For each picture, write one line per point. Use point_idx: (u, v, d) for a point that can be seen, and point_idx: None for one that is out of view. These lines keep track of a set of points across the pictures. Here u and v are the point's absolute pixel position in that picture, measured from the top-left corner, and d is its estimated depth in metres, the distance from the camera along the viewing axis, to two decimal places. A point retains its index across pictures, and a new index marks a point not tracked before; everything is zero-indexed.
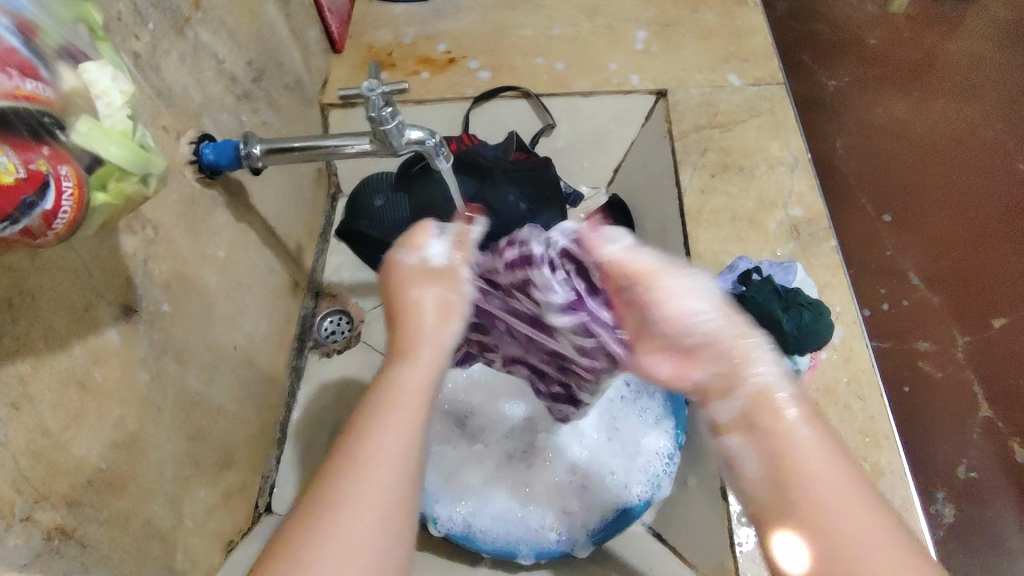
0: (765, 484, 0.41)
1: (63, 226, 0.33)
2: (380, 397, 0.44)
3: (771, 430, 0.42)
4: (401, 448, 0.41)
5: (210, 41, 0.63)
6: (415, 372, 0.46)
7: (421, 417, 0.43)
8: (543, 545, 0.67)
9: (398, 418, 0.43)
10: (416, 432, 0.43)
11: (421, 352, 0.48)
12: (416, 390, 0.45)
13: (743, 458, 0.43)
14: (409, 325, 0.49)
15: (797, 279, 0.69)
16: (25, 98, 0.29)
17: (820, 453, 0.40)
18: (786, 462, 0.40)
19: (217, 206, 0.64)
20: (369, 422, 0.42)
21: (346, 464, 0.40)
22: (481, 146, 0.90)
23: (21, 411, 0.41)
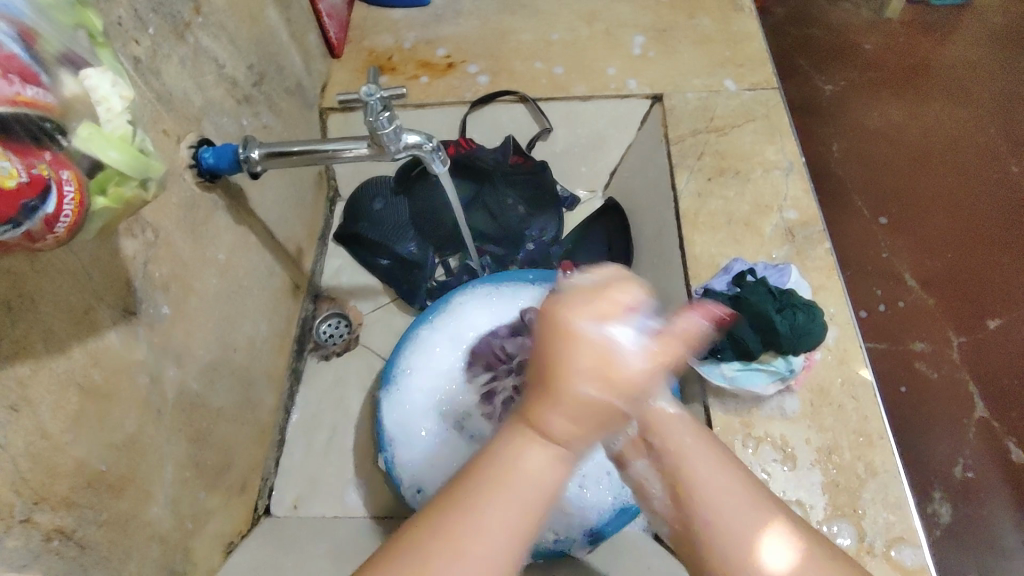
0: (671, 508, 0.48)
1: (64, 230, 0.33)
2: (498, 459, 0.42)
3: (664, 452, 0.48)
4: (504, 534, 0.40)
5: (210, 46, 0.64)
6: (543, 454, 0.41)
7: (526, 499, 0.41)
8: (540, 545, 0.67)
9: (503, 498, 0.41)
10: (514, 514, 0.41)
11: (558, 429, 0.41)
12: (524, 474, 0.41)
13: (650, 482, 0.50)
14: (558, 364, 0.40)
15: (791, 281, 0.70)
16: (25, 104, 0.30)
17: (709, 465, 0.47)
18: (680, 472, 0.47)
19: (217, 209, 0.65)
20: (476, 485, 0.41)
21: (449, 528, 0.40)
22: (480, 149, 0.89)
23: (21, 414, 0.41)
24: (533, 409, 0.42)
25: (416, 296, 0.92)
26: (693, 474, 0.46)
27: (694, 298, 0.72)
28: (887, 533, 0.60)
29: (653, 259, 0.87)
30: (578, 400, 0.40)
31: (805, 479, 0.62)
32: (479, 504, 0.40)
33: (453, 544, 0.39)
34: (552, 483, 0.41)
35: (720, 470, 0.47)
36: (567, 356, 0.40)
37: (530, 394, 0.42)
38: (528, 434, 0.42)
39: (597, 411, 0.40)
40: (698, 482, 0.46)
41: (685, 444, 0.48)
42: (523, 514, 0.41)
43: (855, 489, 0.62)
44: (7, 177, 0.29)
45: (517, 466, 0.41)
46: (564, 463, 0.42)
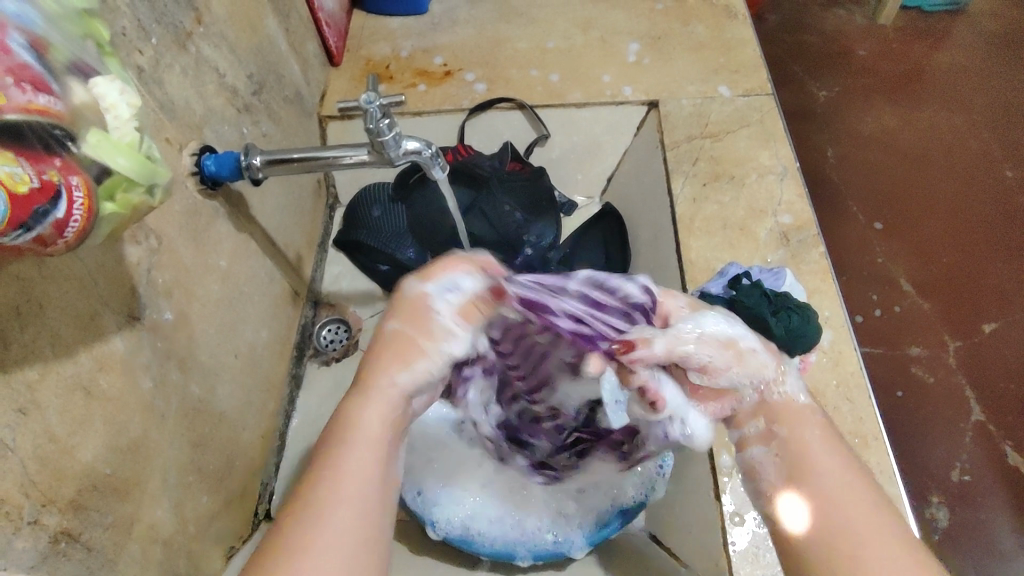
0: (782, 484, 0.50)
1: (74, 235, 0.34)
2: (337, 422, 0.46)
3: (788, 440, 0.51)
4: (365, 476, 0.43)
5: (211, 55, 0.65)
6: (375, 404, 0.47)
7: (371, 449, 0.44)
8: (540, 547, 0.68)
9: (347, 452, 0.44)
10: (367, 460, 0.44)
11: (375, 382, 0.48)
12: (371, 419, 0.46)
13: (761, 466, 0.52)
14: (387, 359, 0.49)
15: (786, 284, 0.71)
16: (38, 112, 0.31)
17: (830, 455, 0.50)
18: (800, 457, 0.50)
19: (218, 216, 0.66)
20: (329, 445, 0.44)
21: (309, 484, 0.42)
22: (477, 157, 0.91)
23: (29, 417, 0.42)
24: (359, 379, 0.49)
25: None
26: (811, 457, 0.49)
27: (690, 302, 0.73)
28: None
29: (650, 264, 0.88)
30: (404, 360, 0.49)
31: None
32: (338, 463, 0.43)
33: (317, 500, 0.41)
34: (385, 422, 0.46)
35: (841, 460, 0.49)
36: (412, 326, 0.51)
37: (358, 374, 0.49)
38: (359, 394, 0.47)
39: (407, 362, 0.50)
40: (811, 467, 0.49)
41: (809, 439, 0.51)
42: (372, 463, 0.44)
43: None
44: (20, 182, 0.30)
45: (358, 415, 0.46)
46: (390, 404, 0.47)
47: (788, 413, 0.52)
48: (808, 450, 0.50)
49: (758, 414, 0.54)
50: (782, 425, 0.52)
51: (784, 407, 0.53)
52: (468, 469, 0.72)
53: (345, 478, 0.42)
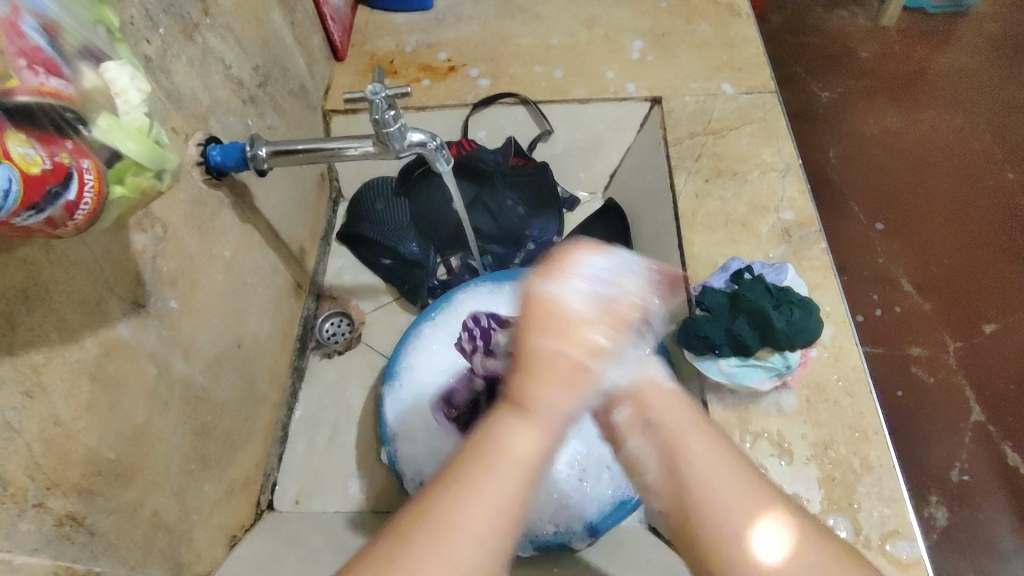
0: (665, 479, 0.44)
1: (84, 217, 0.34)
2: (483, 437, 0.41)
3: (664, 430, 0.45)
4: (497, 501, 0.39)
5: (218, 47, 0.65)
6: (531, 424, 0.41)
7: (514, 482, 0.39)
8: (540, 537, 0.69)
9: (491, 479, 0.39)
10: (511, 492, 0.39)
11: (541, 407, 0.42)
12: (521, 443, 0.40)
13: (643, 454, 0.46)
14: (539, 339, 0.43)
15: (788, 279, 0.71)
16: (50, 95, 0.31)
17: (706, 441, 0.44)
18: (675, 451, 0.44)
19: (223, 206, 0.66)
20: (472, 461, 0.40)
21: (449, 497, 0.38)
22: (481, 151, 0.90)
23: (35, 400, 0.42)
24: (517, 389, 0.42)
25: (417, 295, 0.93)
26: (690, 443, 0.44)
27: (693, 296, 0.73)
28: (882, 527, 0.61)
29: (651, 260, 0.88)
30: (553, 358, 0.42)
31: (802, 475, 0.63)
32: (478, 479, 0.39)
33: (443, 531, 0.37)
34: (540, 455, 0.41)
35: (717, 450, 0.44)
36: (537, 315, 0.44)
37: (513, 380, 0.43)
38: (519, 414, 0.42)
39: (570, 380, 0.42)
40: (698, 454, 0.44)
41: (686, 433, 0.45)
42: (517, 494, 0.39)
43: (851, 483, 0.63)
44: (33, 163, 0.30)
45: (504, 432, 0.41)
46: (550, 438, 0.41)
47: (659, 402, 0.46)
48: (689, 452, 0.44)
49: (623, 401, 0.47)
50: (656, 410, 0.46)
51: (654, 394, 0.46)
52: None
53: (478, 509, 0.38)
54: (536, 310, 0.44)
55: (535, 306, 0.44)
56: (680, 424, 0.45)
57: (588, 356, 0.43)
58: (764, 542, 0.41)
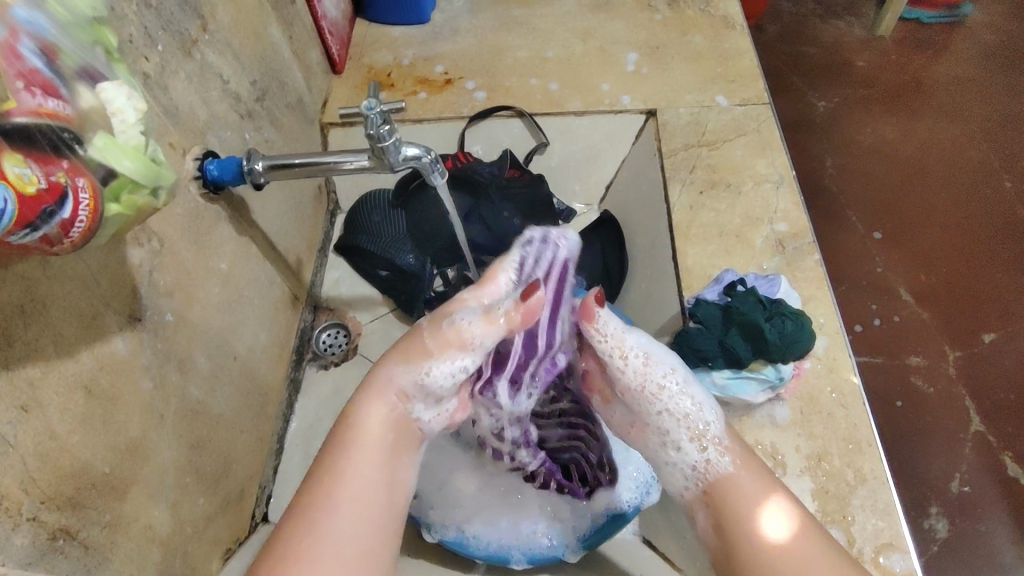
0: (713, 528, 0.56)
1: (80, 234, 0.34)
2: (348, 421, 0.54)
3: (715, 484, 0.56)
4: (360, 478, 0.51)
5: (216, 62, 0.66)
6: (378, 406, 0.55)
7: (373, 455, 0.53)
8: (535, 550, 0.69)
9: (356, 456, 0.52)
10: (369, 466, 0.52)
11: (383, 384, 0.55)
12: (372, 424, 0.54)
13: (696, 509, 0.58)
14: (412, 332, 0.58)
15: (781, 291, 0.72)
16: (48, 116, 0.32)
17: (749, 482, 0.55)
18: (727, 484, 0.56)
19: (220, 220, 0.66)
20: (339, 445, 0.53)
21: (327, 479, 0.51)
22: (477, 164, 0.92)
23: (30, 414, 0.43)
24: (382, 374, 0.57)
25: (413, 306, 0.94)
26: (733, 488, 0.55)
27: (687, 308, 0.74)
28: (876, 540, 0.61)
29: (646, 272, 0.89)
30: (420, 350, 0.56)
31: (796, 487, 0.63)
32: (343, 460, 0.52)
33: (327, 500, 0.49)
34: (388, 426, 0.55)
35: (762, 483, 0.55)
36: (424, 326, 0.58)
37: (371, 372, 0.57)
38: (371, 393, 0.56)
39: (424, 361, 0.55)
40: (735, 493, 0.55)
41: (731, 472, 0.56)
42: (376, 466, 0.53)
43: (845, 495, 0.63)
44: (29, 183, 0.31)
45: (363, 410, 0.55)
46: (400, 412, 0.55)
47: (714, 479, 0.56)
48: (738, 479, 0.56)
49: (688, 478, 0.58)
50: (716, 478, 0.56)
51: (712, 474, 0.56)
52: (464, 474, 0.73)
53: (349, 478, 0.51)
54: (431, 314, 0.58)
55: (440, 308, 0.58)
56: (729, 478, 0.56)
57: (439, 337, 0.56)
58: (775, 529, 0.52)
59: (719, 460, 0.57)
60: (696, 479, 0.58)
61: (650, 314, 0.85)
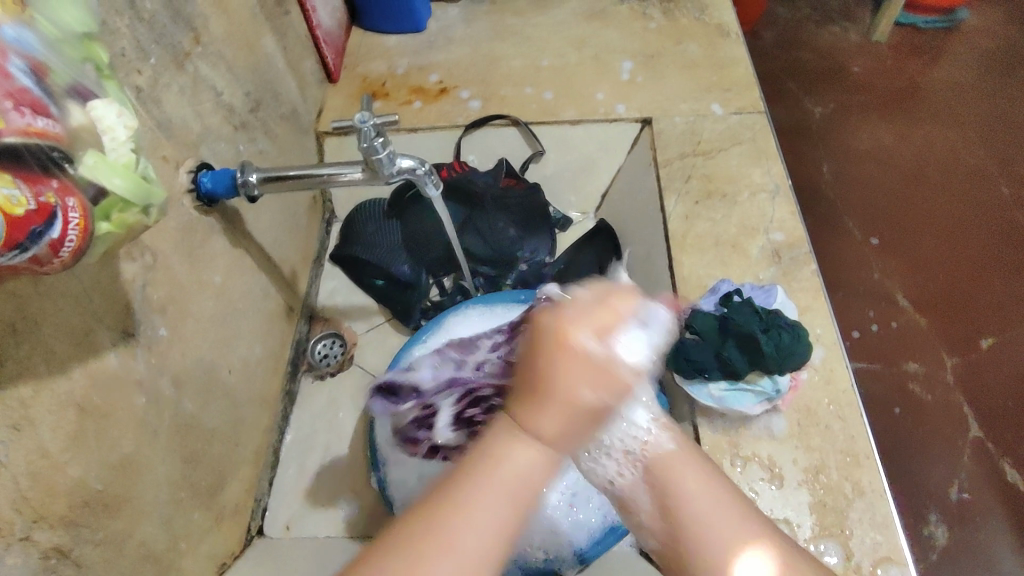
0: (659, 521, 0.45)
1: (70, 253, 0.34)
2: (477, 462, 0.42)
3: (657, 474, 0.46)
4: (479, 541, 0.40)
5: (209, 74, 0.66)
6: (533, 454, 0.42)
7: (501, 513, 0.41)
8: (529, 562, 0.71)
9: (480, 506, 0.41)
10: (500, 526, 0.41)
11: (551, 445, 0.42)
12: (507, 480, 0.41)
13: (635, 497, 0.47)
14: (549, 360, 0.42)
15: (777, 301, 0.71)
16: (36, 135, 0.31)
17: (700, 488, 0.45)
18: (665, 487, 0.45)
19: (214, 232, 0.66)
20: (467, 490, 0.41)
21: (434, 533, 0.40)
22: (472, 173, 0.92)
23: (22, 433, 0.42)
24: (526, 413, 0.42)
25: (410, 316, 0.94)
26: (680, 491, 0.45)
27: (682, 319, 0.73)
28: (874, 553, 0.61)
29: (642, 282, 0.89)
30: (573, 398, 0.41)
31: (794, 499, 0.63)
32: (457, 511, 0.40)
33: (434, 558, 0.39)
34: (539, 482, 0.42)
35: (709, 491, 0.45)
36: (560, 360, 0.42)
37: (525, 405, 0.42)
38: (514, 430, 0.42)
39: (589, 417, 0.42)
40: (687, 502, 0.44)
41: (682, 479, 0.45)
42: (501, 526, 0.41)
43: (843, 509, 0.63)
44: (17, 205, 0.30)
45: (496, 449, 0.42)
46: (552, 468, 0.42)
47: (658, 468, 0.46)
48: (676, 485, 0.45)
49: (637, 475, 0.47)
50: (668, 476, 0.45)
51: (661, 470, 0.46)
52: None
53: (467, 535, 0.40)
54: (552, 340, 0.43)
55: (556, 334, 0.43)
56: (676, 471, 0.46)
57: (608, 380, 0.42)
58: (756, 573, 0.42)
59: (662, 440, 0.47)
60: (625, 464, 0.47)
61: None
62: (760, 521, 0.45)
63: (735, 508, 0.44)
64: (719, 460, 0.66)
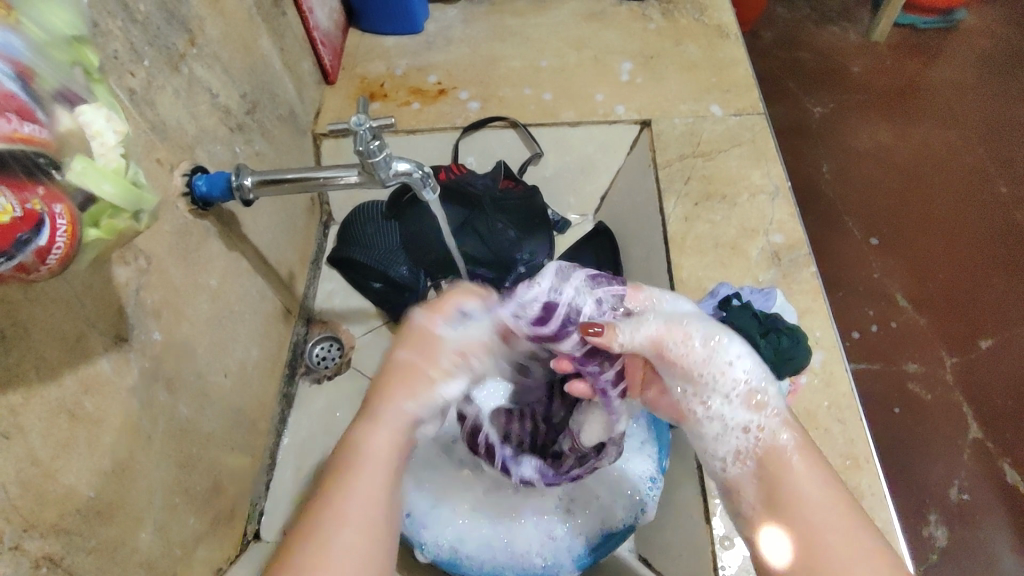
0: (762, 512, 0.50)
1: (57, 261, 0.34)
2: (347, 445, 0.50)
3: (766, 462, 0.51)
4: (361, 502, 0.46)
5: (204, 75, 0.65)
6: (376, 427, 0.50)
7: (380, 472, 0.48)
8: (529, 569, 0.69)
9: (358, 474, 0.47)
10: (377, 482, 0.47)
11: (386, 412, 0.51)
12: (376, 441, 0.49)
13: (744, 489, 0.52)
14: (395, 367, 0.54)
15: (776, 305, 0.71)
16: (22, 141, 0.31)
17: (811, 480, 0.49)
18: (777, 473, 0.50)
19: (209, 235, 0.66)
20: (337, 470, 0.48)
21: (321, 502, 0.46)
22: (470, 176, 0.92)
23: (12, 441, 0.42)
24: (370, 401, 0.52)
25: None
26: (791, 479, 0.50)
27: None
28: None
29: (642, 283, 0.88)
30: (398, 368, 0.53)
31: None
32: (344, 480, 0.47)
33: (334, 523, 0.44)
34: (391, 448, 0.50)
35: (820, 479, 0.49)
36: (398, 342, 0.56)
37: (371, 394, 0.53)
38: (365, 418, 0.51)
39: (412, 377, 0.53)
40: (789, 485, 0.49)
41: (790, 461, 0.50)
42: (381, 482, 0.47)
43: None
44: (2, 212, 0.30)
45: (367, 437, 0.49)
46: (399, 432, 0.51)
47: (770, 456, 0.51)
48: (792, 474, 0.50)
49: (750, 461, 0.52)
50: (774, 467, 0.51)
51: (773, 464, 0.51)
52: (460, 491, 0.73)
53: (353, 498, 0.46)
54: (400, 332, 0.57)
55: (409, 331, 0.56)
56: (785, 460, 0.51)
57: (416, 350, 0.54)
58: (776, 548, 0.48)
59: (778, 433, 0.52)
60: (742, 457, 0.52)
61: None
62: (859, 514, 0.48)
63: (843, 509, 0.48)
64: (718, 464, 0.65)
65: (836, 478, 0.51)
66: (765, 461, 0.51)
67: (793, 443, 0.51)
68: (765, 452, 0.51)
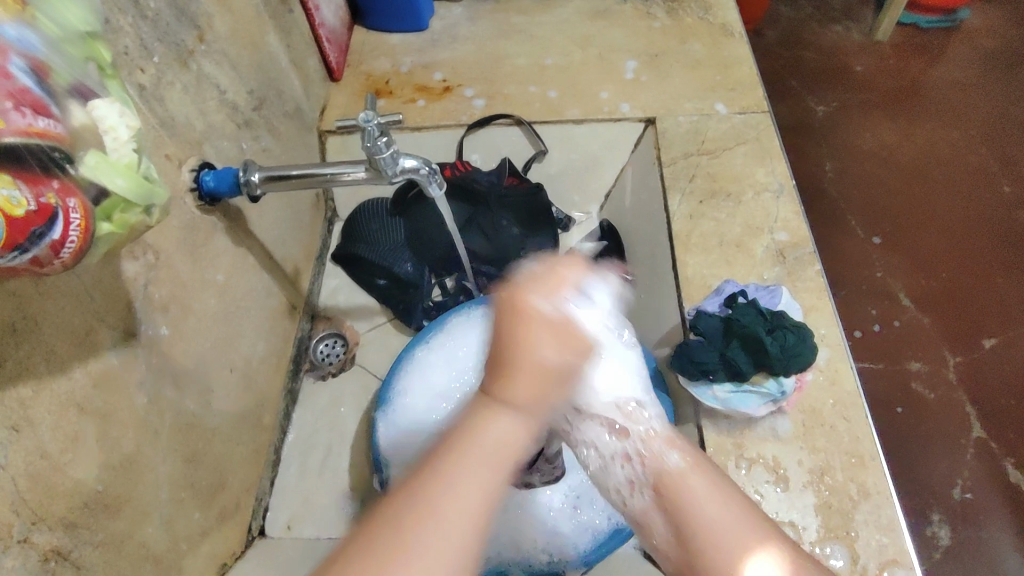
0: (674, 545, 0.47)
1: (71, 255, 0.34)
2: (462, 432, 0.41)
3: (665, 487, 0.47)
4: (471, 505, 0.39)
5: (212, 72, 0.66)
6: (508, 419, 0.41)
7: (494, 475, 0.40)
8: (533, 566, 0.71)
9: (471, 469, 0.40)
10: (490, 483, 0.40)
11: (519, 388, 0.41)
12: (493, 434, 0.40)
13: (651, 519, 0.49)
14: (511, 338, 0.41)
15: (782, 302, 0.71)
16: (37, 135, 0.31)
17: (708, 495, 0.46)
18: (677, 498, 0.46)
19: (216, 231, 0.66)
20: (446, 465, 0.40)
21: (428, 494, 0.39)
22: (476, 172, 0.91)
23: (21, 434, 0.42)
24: (496, 381, 0.42)
25: (411, 316, 0.93)
26: (691, 504, 0.46)
27: (687, 319, 0.73)
28: (880, 555, 0.60)
29: (647, 280, 0.88)
30: (536, 363, 0.41)
31: (798, 501, 0.63)
32: (453, 476, 0.39)
33: (431, 518, 0.38)
34: (519, 449, 0.41)
35: (716, 493, 0.46)
36: (525, 325, 0.42)
37: (491, 373, 0.42)
38: (493, 404, 0.41)
39: (555, 377, 0.42)
40: (698, 516, 0.45)
41: (684, 479, 0.47)
42: (494, 489, 0.40)
43: (848, 510, 0.62)
44: (17, 206, 0.30)
45: (486, 425, 0.41)
46: (531, 430, 0.42)
47: (667, 478, 0.47)
48: (686, 496, 0.46)
49: (648, 487, 0.49)
50: (673, 487, 0.47)
51: (671, 483, 0.47)
52: None
53: (464, 497, 0.39)
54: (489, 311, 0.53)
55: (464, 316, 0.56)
56: (681, 481, 0.47)
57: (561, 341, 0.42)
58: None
59: (663, 453, 0.49)
60: (637, 485, 0.50)
61: (650, 324, 0.85)
62: (766, 525, 0.45)
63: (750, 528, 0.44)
64: (723, 461, 0.65)
65: (733, 487, 0.47)
66: (661, 483, 0.48)
67: (683, 459, 0.48)
68: (657, 475, 0.48)
